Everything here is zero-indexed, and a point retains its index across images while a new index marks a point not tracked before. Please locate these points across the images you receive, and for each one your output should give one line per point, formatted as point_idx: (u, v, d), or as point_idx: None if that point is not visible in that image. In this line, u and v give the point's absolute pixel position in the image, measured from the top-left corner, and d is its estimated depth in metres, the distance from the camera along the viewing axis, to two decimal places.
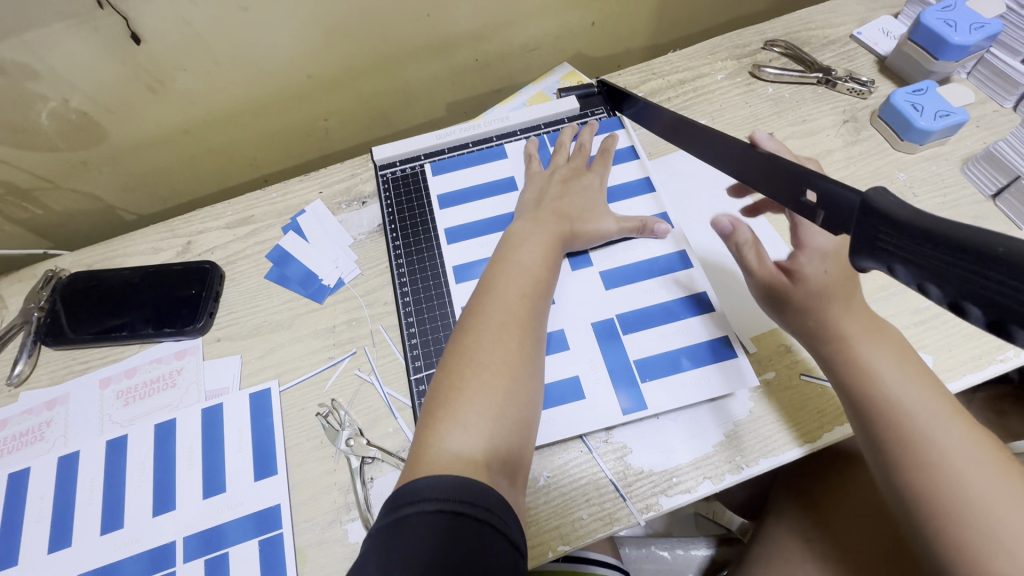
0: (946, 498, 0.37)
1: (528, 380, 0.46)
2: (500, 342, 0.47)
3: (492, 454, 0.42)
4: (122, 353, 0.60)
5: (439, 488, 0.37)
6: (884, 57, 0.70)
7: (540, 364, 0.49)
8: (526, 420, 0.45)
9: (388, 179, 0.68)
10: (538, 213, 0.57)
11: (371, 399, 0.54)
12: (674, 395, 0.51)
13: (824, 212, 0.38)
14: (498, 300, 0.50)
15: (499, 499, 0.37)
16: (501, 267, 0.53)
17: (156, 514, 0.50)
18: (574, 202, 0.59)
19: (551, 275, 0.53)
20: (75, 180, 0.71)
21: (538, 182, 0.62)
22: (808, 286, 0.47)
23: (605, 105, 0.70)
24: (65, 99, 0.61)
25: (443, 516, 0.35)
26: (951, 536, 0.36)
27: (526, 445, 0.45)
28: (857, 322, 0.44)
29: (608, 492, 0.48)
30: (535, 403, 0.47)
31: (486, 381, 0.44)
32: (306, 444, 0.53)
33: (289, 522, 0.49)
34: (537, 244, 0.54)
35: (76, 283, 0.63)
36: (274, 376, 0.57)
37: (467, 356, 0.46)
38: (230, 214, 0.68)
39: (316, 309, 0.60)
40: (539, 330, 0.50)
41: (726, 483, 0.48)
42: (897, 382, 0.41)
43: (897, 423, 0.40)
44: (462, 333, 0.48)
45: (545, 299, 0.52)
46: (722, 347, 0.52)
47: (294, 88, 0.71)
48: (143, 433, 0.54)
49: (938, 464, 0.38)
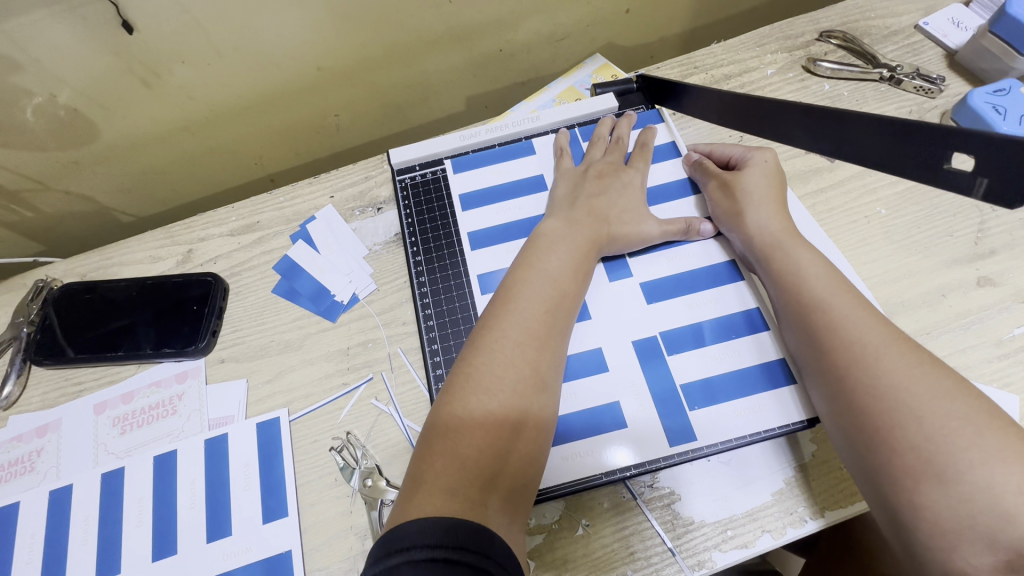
0: (860, 376, 0.38)
1: (540, 408, 0.41)
2: (511, 357, 0.42)
3: (485, 474, 0.37)
4: (118, 375, 0.55)
5: (430, 532, 0.32)
6: (955, 51, 0.63)
7: (556, 400, 0.43)
8: (534, 448, 0.40)
9: (407, 186, 0.61)
10: (573, 213, 0.52)
11: (390, 432, 0.50)
12: (730, 435, 0.45)
13: (986, 179, 0.41)
14: (517, 312, 0.44)
15: (500, 545, 0.33)
16: (525, 272, 0.47)
17: (155, 559, 0.46)
18: (613, 202, 0.53)
19: (580, 285, 0.48)
20: (68, 181, 0.66)
21: (570, 179, 0.56)
22: (741, 224, 0.50)
23: (645, 102, 0.64)
24: (52, 93, 0.55)
25: (434, 566, 0.30)
26: (865, 415, 0.37)
27: (530, 482, 0.40)
28: (783, 238, 0.48)
29: (655, 546, 0.43)
30: (546, 429, 0.41)
31: (490, 410, 0.39)
32: (318, 483, 0.48)
33: (301, 570, 0.45)
34: (568, 248, 0.49)
35: (69, 296, 0.58)
36: (284, 404, 0.52)
37: (474, 380, 0.41)
38: (233, 220, 0.63)
39: (328, 329, 0.55)
40: (559, 355, 0.44)
41: (787, 538, 0.43)
42: (820, 277, 0.44)
43: (819, 315, 0.42)
44: (473, 352, 0.43)
45: (569, 318, 0.46)
46: (785, 383, 0.47)
47: (301, 81, 0.65)
48: (142, 465, 0.49)
49: (854, 340, 0.39)
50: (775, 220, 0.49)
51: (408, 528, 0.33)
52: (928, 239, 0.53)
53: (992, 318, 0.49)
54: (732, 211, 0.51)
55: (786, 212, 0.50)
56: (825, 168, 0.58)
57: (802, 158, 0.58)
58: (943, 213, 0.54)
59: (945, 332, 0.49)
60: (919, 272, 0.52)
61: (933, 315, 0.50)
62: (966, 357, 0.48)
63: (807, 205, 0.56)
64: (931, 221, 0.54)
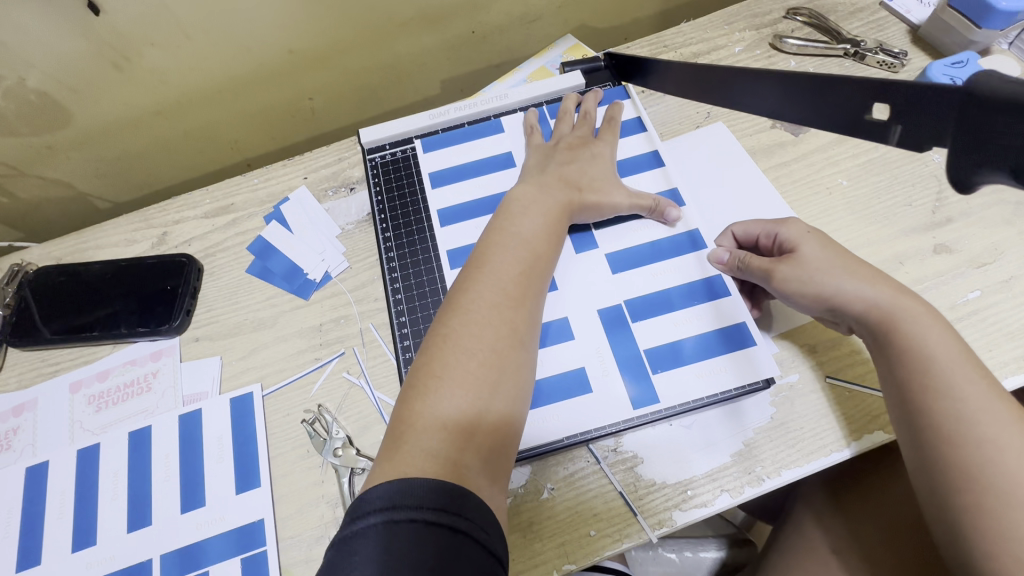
0: (991, 477, 0.34)
1: (516, 364, 0.42)
2: (488, 320, 0.43)
3: (467, 435, 0.38)
4: (93, 355, 0.56)
5: (414, 493, 0.33)
6: (917, 26, 0.64)
7: (532, 358, 0.44)
8: (514, 404, 0.41)
9: (378, 164, 0.62)
10: (542, 180, 0.53)
11: (361, 404, 0.50)
12: (689, 396, 0.46)
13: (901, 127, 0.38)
14: (492, 275, 0.45)
15: (477, 504, 0.34)
16: (497, 237, 0.48)
17: (130, 530, 0.47)
18: (581, 171, 0.54)
19: (553, 249, 0.49)
20: (42, 167, 0.66)
21: (539, 152, 0.57)
22: (830, 301, 0.43)
23: (612, 79, 0.64)
24: (21, 77, 0.56)
25: (414, 526, 0.31)
26: (982, 516, 0.34)
27: (511, 440, 0.40)
28: (887, 316, 0.41)
29: (618, 506, 0.44)
30: (523, 394, 0.42)
31: (469, 370, 0.40)
32: (291, 454, 0.49)
33: (273, 539, 0.46)
34: (539, 212, 0.50)
35: (44, 279, 0.59)
36: (257, 380, 0.53)
37: (451, 341, 0.42)
38: (208, 202, 0.63)
39: (301, 306, 0.56)
40: (534, 319, 0.45)
41: (746, 496, 0.44)
42: (949, 359, 0.38)
43: (936, 398, 0.37)
44: (448, 314, 0.43)
45: (543, 283, 0.47)
46: (741, 345, 0.48)
47: (274, 64, 0.65)
48: (117, 441, 0.50)
49: (983, 439, 0.35)
50: (873, 287, 0.42)
51: (386, 489, 0.33)
52: (888, 209, 0.54)
53: (947, 283, 0.50)
54: (811, 289, 0.44)
55: (890, 280, 0.43)
56: (790, 142, 0.59)
57: (767, 132, 0.59)
58: (902, 184, 0.55)
59: None
60: (878, 241, 0.53)
61: None
62: None
63: (771, 178, 0.57)
64: (890, 191, 0.55)
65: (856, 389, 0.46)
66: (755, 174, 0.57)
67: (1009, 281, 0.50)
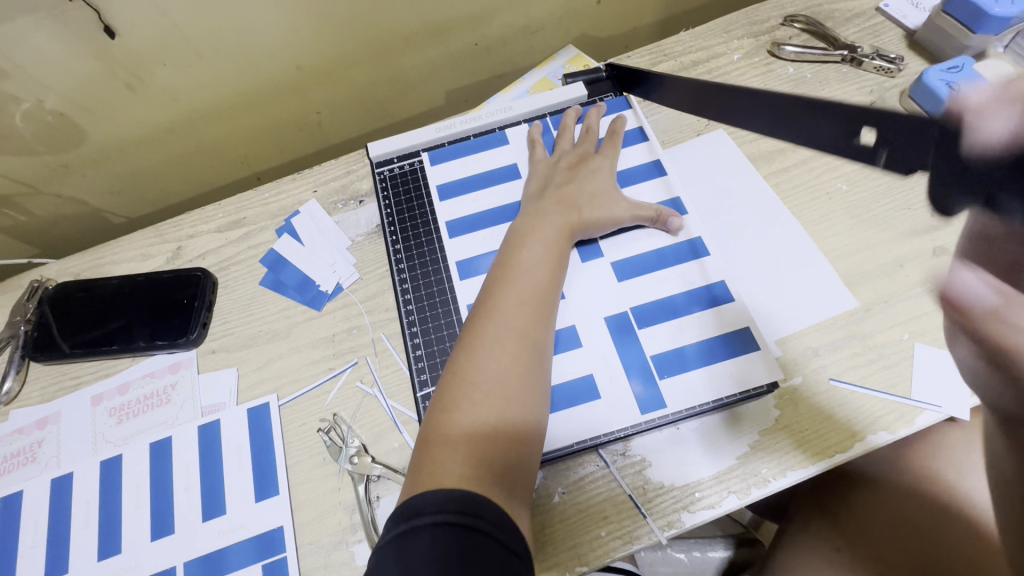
0: None
1: (525, 387, 0.43)
2: (499, 353, 0.44)
3: (483, 457, 0.40)
4: (113, 368, 0.57)
5: (435, 499, 0.36)
6: (913, 31, 0.65)
7: (544, 375, 0.45)
8: (526, 425, 0.42)
9: (386, 177, 0.63)
10: (543, 204, 0.55)
11: (375, 412, 0.52)
12: (695, 397, 0.48)
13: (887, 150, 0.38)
14: (497, 306, 0.46)
15: (494, 509, 0.36)
16: (502, 267, 0.50)
17: (154, 538, 0.48)
18: (582, 188, 0.55)
19: (557, 272, 0.50)
20: (58, 185, 0.67)
21: (543, 170, 0.58)
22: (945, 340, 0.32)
23: (614, 90, 0.66)
24: (39, 99, 0.57)
25: (437, 529, 0.34)
26: None
27: (528, 457, 0.42)
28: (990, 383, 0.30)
29: (627, 509, 0.46)
30: (538, 419, 0.43)
31: (480, 398, 0.42)
32: (308, 462, 0.50)
33: (293, 545, 0.47)
34: (541, 238, 0.51)
35: (64, 295, 0.60)
36: (273, 390, 0.54)
37: (461, 374, 0.43)
38: (220, 217, 0.65)
39: (314, 317, 0.57)
40: (545, 342, 0.46)
41: (753, 498, 0.45)
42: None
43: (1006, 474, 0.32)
44: (459, 347, 0.45)
45: (551, 307, 0.48)
46: (744, 348, 0.49)
47: (282, 80, 0.67)
48: (139, 452, 0.52)
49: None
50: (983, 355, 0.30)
51: (414, 500, 0.36)
52: (888, 212, 0.55)
53: None
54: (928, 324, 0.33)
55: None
56: (789, 148, 0.60)
57: (767, 139, 0.61)
58: (901, 187, 0.56)
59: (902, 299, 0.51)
60: (878, 244, 0.54)
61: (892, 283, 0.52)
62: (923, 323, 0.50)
63: (771, 185, 0.58)
64: (889, 195, 0.56)
65: (855, 391, 0.47)
66: (757, 181, 0.58)
67: None
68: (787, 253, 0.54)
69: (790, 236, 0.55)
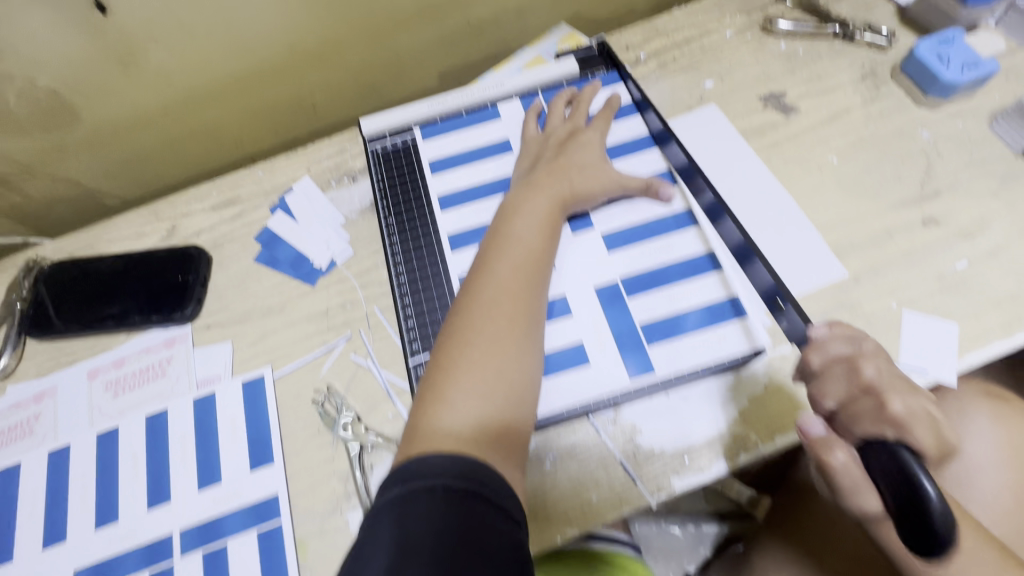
0: None
1: (520, 352, 0.44)
2: (491, 316, 0.44)
3: (481, 420, 0.40)
4: (109, 343, 0.58)
5: (434, 464, 0.35)
6: (905, 9, 0.65)
7: (537, 341, 0.46)
8: (520, 390, 0.43)
9: (379, 153, 0.63)
10: (537, 175, 0.54)
11: (368, 383, 0.52)
12: (682, 360, 0.48)
13: None
14: (492, 275, 0.47)
15: (493, 476, 0.36)
16: (496, 238, 0.50)
17: (150, 507, 0.49)
18: (574, 158, 0.55)
19: (551, 242, 0.50)
20: (53, 165, 0.68)
21: (534, 147, 0.58)
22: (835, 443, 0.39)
23: (607, 64, 0.65)
24: (32, 77, 0.57)
25: (436, 492, 0.33)
26: None
27: (523, 422, 0.42)
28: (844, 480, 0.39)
29: (618, 474, 0.46)
30: (533, 380, 0.44)
31: (475, 362, 0.42)
32: (303, 433, 0.51)
33: (287, 512, 0.47)
34: (535, 209, 0.51)
35: (59, 273, 0.61)
36: (267, 363, 0.55)
37: (456, 338, 0.44)
38: (214, 195, 0.65)
39: (308, 292, 0.58)
40: (538, 307, 0.47)
41: (741, 462, 0.45)
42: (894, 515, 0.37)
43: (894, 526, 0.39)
44: (454, 314, 0.45)
45: (545, 275, 0.48)
46: (732, 314, 0.49)
47: (275, 60, 0.67)
48: (135, 424, 0.52)
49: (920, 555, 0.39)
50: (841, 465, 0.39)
51: (414, 463, 0.35)
52: (878, 184, 0.56)
53: (936, 254, 0.52)
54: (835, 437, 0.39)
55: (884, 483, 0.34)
56: (780, 123, 0.60)
57: (758, 114, 0.61)
58: (891, 160, 0.57)
59: (890, 268, 0.52)
60: (867, 215, 0.54)
61: (881, 253, 0.52)
62: (911, 292, 0.50)
63: (762, 159, 0.59)
64: (880, 167, 0.56)
65: None
66: (747, 154, 0.59)
67: (995, 250, 0.51)
68: (778, 224, 0.54)
69: (780, 209, 0.55)
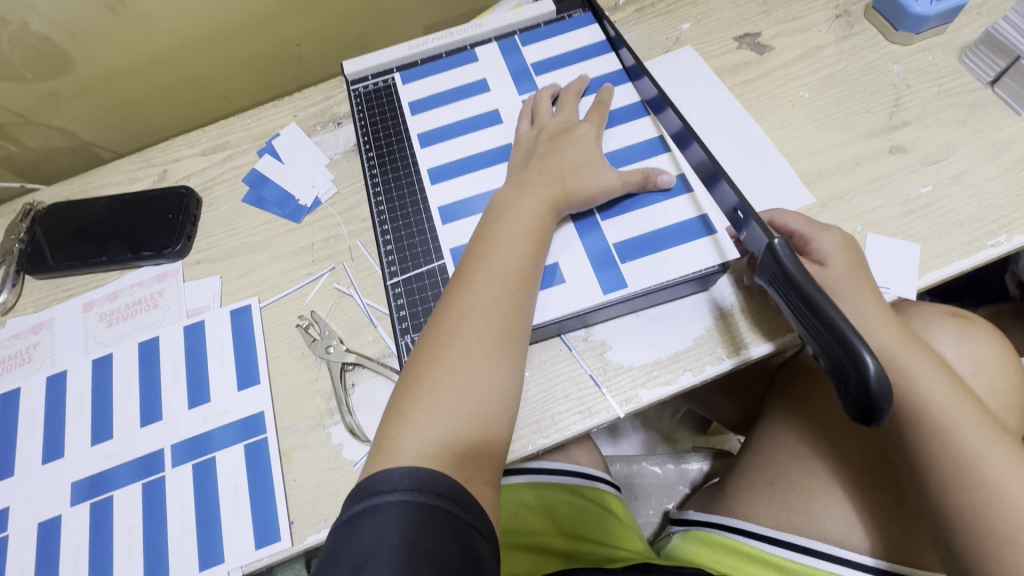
0: None
1: (497, 373, 0.41)
2: (466, 338, 0.42)
3: (444, 448, 0.38)
4: (103, 279, 0.60)
5: (391, 479, 0.35)
6: None
7: (518, 359, 0.43)
8: (491, 409, 0.41)
9: (360, 94, 0.64)
10: (524, 175, 0.51)
11: (350, 310, 0.54)
12: (653, 274, 0.49)
13: None
14: (471, 290, 0.44)
15: (448, 483, 0.35)
16: (483, 249, 0.46)
17: (143, 424, 0.51)
18: (566, 157, 0.52)
19: (539, 254, 0.47)
20: (48, 115, 0.69)
21: (524, 144, 0.55)
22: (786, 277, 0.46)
23: (582, 5, 0.65)
24: (24, 21, 0.59)
25: (390, 507, 0.33)
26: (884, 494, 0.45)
27: (492, 438, 0.40)
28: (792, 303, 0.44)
29: (587, 387, 0.48)
30: (507, 406, 0.41)
31: (445, 385, 0.40)
32: (288, 356, 0.53)
33: (273, 426, 0.50)
34: (523, 218, 0.47)
35: (54, 213, 0.63)
36: (254, 294, 0.57)
37: (431, 357, 0.42)
38: (204, 141, 0.67)
39: (294, 229, 0.60)
40: (520, 326, 0.44)
41: (706, 373, 0.47)
42: None
43: None
44: (433, 329, 0.43)
45: (530, 288, 0.45)
46: (700, 229, 0.50)
47: (260, 8, 0.68)
48: (128, 351, 0.55)
49: None
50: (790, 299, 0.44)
51: (371, 480, 0.35)
52: (847, 115, 0.57)
53: (902, 180, 0.53)
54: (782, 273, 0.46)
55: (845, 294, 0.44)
56: (754, 61, 0.61)
57: (733, 53, 0.62)
58: (862, 93, 0.58)
59: (858, 194, 0.53)
60: (836, 146, 0.55)
61: (848, 180, 0.54)
62: (876, 216, 0.52)
63: (735, 95, 0.60)
64: (849, 100, 0.58)
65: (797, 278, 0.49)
66: (721, 89, 0.60)
67: (960, 175, 0.52)
68: (749, 154, 0.56)
69: (751, 140, 0.57)
